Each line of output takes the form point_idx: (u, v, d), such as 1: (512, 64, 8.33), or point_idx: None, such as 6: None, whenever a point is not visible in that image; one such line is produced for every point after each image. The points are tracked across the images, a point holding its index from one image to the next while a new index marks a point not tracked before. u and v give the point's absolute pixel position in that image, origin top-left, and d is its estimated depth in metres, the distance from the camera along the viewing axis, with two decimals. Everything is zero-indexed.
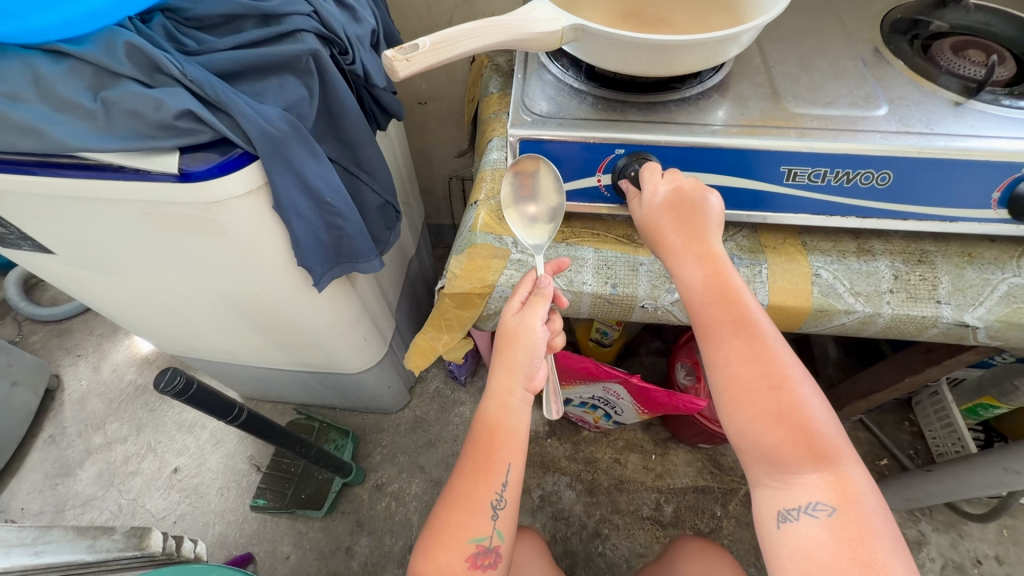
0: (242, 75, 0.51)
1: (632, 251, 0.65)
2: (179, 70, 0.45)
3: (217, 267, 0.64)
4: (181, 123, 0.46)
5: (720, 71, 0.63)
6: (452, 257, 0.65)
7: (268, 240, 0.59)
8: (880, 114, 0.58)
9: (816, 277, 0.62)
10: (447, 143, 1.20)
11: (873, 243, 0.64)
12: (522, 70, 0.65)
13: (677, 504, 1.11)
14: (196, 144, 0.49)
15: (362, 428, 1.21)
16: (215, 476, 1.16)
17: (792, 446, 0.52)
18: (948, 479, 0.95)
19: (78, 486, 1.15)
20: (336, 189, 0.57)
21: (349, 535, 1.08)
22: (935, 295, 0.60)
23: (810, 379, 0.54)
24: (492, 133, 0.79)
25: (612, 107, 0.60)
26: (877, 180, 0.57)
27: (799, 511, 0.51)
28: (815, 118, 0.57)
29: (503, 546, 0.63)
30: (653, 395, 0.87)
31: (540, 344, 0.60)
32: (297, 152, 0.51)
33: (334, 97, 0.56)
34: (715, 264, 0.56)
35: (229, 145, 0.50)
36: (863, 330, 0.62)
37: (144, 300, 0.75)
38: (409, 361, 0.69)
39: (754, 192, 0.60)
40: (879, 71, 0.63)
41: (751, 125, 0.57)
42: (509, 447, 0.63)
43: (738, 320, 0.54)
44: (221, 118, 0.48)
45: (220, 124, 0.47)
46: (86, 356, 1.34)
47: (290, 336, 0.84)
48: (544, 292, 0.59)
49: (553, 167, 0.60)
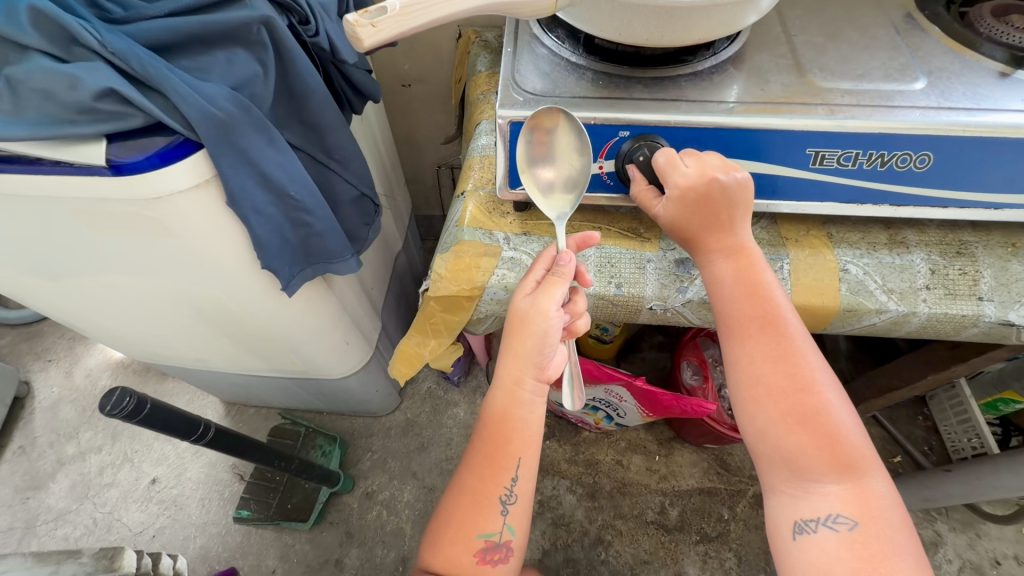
0: (180, 48, 0.44)
1: (637, 247, 0.59)
2: (98, 40, 0.38)
3: (171, 270, 0.57)
4: (103, 104, 0.39)
5: (735, 42, 0.56)
6: (438, 256, 0.58)
7: (225, 240, 0.52)
8: (918, 87, 0.51)
9: (844, 273, 0.55)
10: (434, 129, 1.13)
11: (906, 234, 0.58)
12: (511, 44, 0.57)
13: (682, 506, 1.06)
14: (126, 131, 0.42)
15: (351, 433, 1.15)
16: (195, 487, 1.10)
17: (815, 451, 0.48)
18: (971, 480, 0.90)
19: (51, 499, 1.09)
20: (300, 180, 0.50)
21: (338, 547, 1.02)
22: (976, 291, 0.54)
23: (839, 385, 0.50)
24: (480, 115, 0.72)
25: (615, 84, 0.53)
26: (916, 162, 0.50)
27: (818, 523, 0.47)
28: (846, 92, 0.50)
29: (515, 541, 0.59)
30: (658, 398, 0.81)
31: (553, 331, 0.52)
32: (250, 138, 0.45)
33: (295, 74, 0.51)
34: (743, 258, 0.52)
35: (166, 131, 0.43)
36: (895, 331, 0.56)
37: (100, 306, 0.68)
38: (393, 369, 0.63)
39: (775, 178, 0.53)
40: (914, 40, 0.56)
41: (772, 101, 0.50)
42: (519, 440, 0.58)
43: (765, 317, 0.51)
44: (153, 99, 0.41)
45: (152, 107, 0.40)
46: (57, 361, 1.27)
47: (264, 342, 0.77)
48: (563, 271, 0.51)
49: (578, 121, 0.50)
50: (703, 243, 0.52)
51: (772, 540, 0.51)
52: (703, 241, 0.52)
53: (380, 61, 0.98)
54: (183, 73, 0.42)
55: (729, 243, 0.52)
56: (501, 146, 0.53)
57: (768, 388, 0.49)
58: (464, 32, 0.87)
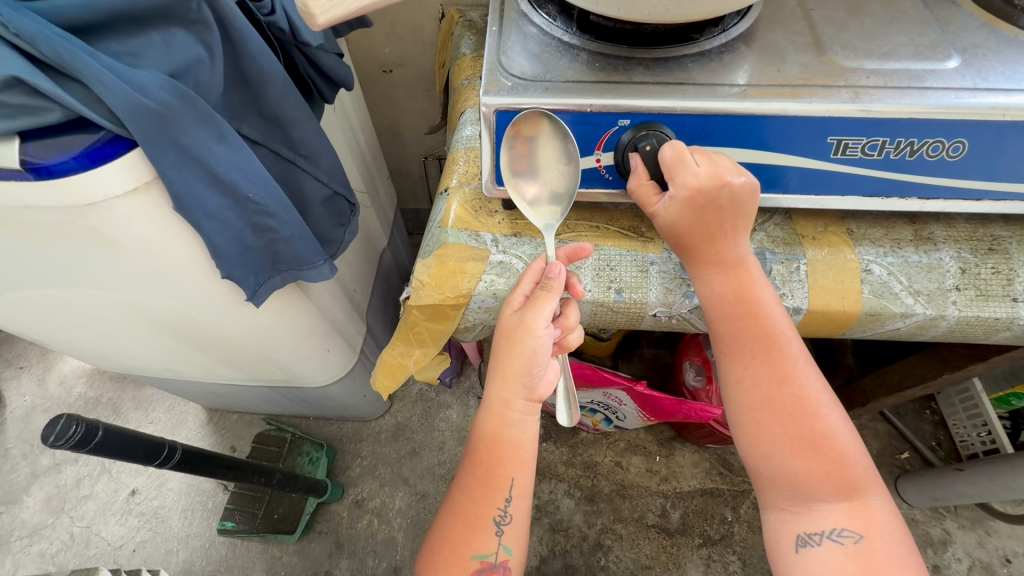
0: (108, 29, 0.43)
1: (639, 248, 0.53)
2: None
3: (124, 272, 0.55)
4: (9, 95, 0.38)
5: (745, 18, 0.50)
6: (419, 261, 0.53)
7: (172, 240, 0.52)
8: (951, 66, 0.45)
9: (867, 273, 0.50)
10: (417, 118, 1.07)
11: (932, 229, 0.53)
12: (497, 22, 0.51)
13: (684, 509, 1.03)
14: (42, 129, 0.41)
15: (339, 438, 1.11)
16: (177, 498, 1.05)
17: (821, 474, 0.45)
18: (984, 481, 0.85)
19: (25, 514, 1.05)
20: (255, 178, 0.50)
21: (327, 558, 0.98)
22: (1010, 291, 0.49)
23: (840, 406, 0.47)
24: (463, 103, 0.67)
25: (612, 66, 0.47)
26: (948, 150, 0.45)
27: (822, 536, 0.45)
28: (871, 73, 0.45)
29: (513, 561, 0.54)
30: (659, 403, 0.77)
31: (542, 350, 0.48)
32: (193, 131, 0.44)
33: (248, 57, 0.50)
34: (741, 273, 0.47)
35: (90, 126, 0.42)
36: (921, 335, 0.51)
37: (51, 316, 0.65)
38: (376, 382, 0.57)
39: (789, 170, 0.48)
40: (944, 13, 0.50)
41: (789, 83, 0.45)
42: (512, 460, 0.53)
43: (768, 337, 0.47)
44: (70, 88, 0.40)
45: (65, 97, 0.38)
46: (30, 368, 1.23)
47: (234, 352, 0.75)
48: (552, 284, 0.46)
49: (559, 122, 0.45)
50: (699, 253, 0.48)
51: (769, 551, 0.49)
52: (699, 251, 0.48)
53: (358, 45, 0.92)
54: (106, 58, 0.41)
55: (727, 255, 0.47)
56: (484, 134, 0.47)
57: (774, 412, 0.46)
58: (448, 12, 0.81)
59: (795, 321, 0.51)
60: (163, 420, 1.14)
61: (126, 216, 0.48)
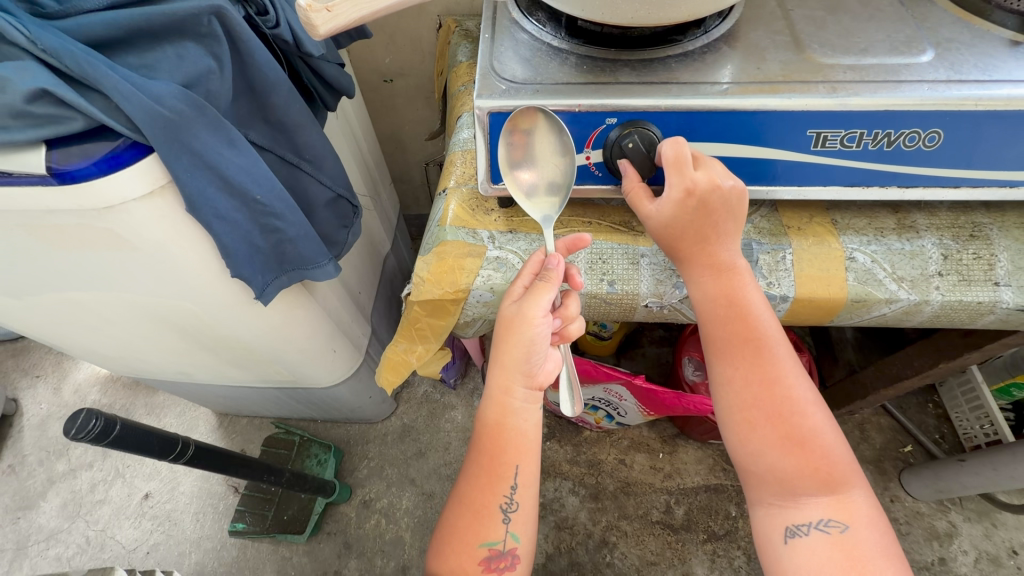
0: (125, 43, 0.46)
1: (630, 241, 0.55)
2: (27, 36, 0.40)
3: (138, 275, 0.58)
4: (37, 106, 0.41)
5: (727, 20, 0.53)
6: (419, 259, 0.55)
7: (184, 244, 0.55)
8: (925, 60, 0.47)
9: (851, 261, 0.52)
10: (417, 124, 1.10)
11: (915, 218, 0.54)
12: (490, 30, 0.54)
13: (688, 505, 1.03)
14: (65, 138, 0.44)
15: (347, 441, 1.13)
16: (189, 500, 1.07)
17: (810, 471, 0.47)
18: (986, 470, 0.85)
19: (42, 519, 1.08)
20: (262, 182, 0.53)
21: (337, 558, 1.00)
22: (992, 276, 0.50)
23: (825, 407, 0.50)
24: (461, 107, 0.70)
25: (599, 68, 0.49)
26: (924, 141, 0.47)
27: (809, 526, 0.47)
28: (849, 68, 0.47)
29: (521, 549, 0.55)
30: (657, 396, 0.78)
31: (541, 338, 0.50)
32: (203, 136, 0.47)
33: (254, 68, 0.53)
34: (732, 278, 0.49)
35: (109, 135, 0.45)
36: (907, 321, 0.53)
37: (69, 319, 0.68)
38: (380, 378, 0.58)
39: (768, 162, 0.49)
40: (919, 9, 0.53)
41: (769, 80, 0.47)
42: (514, 449, 0.55)
43: (759, 339, 0.49)
44: (92, 100, 0.43)
45: (87, 106, 0.42)
46: (45, 377, 1.27)
47: (242, 353, 0.77)
48: (550, 275, 0.48)
49: (558, 120, 0.47)
50: (691, 256, 0.49)
51: (758, 545, 0.51)
52: (691, 254, 0.49)
53: (359, 56, 0.95)
54: (125, 71, 0.44)
55: (720, 260, 0.49)
56: (479, 136, 0.49)
57: (764, 412, 0.48)
58: (444, 22, 0.85)
59: (785, 309, 0.52)
60: (175, 425, 1.17)
61: (142, 219, 0.51)
